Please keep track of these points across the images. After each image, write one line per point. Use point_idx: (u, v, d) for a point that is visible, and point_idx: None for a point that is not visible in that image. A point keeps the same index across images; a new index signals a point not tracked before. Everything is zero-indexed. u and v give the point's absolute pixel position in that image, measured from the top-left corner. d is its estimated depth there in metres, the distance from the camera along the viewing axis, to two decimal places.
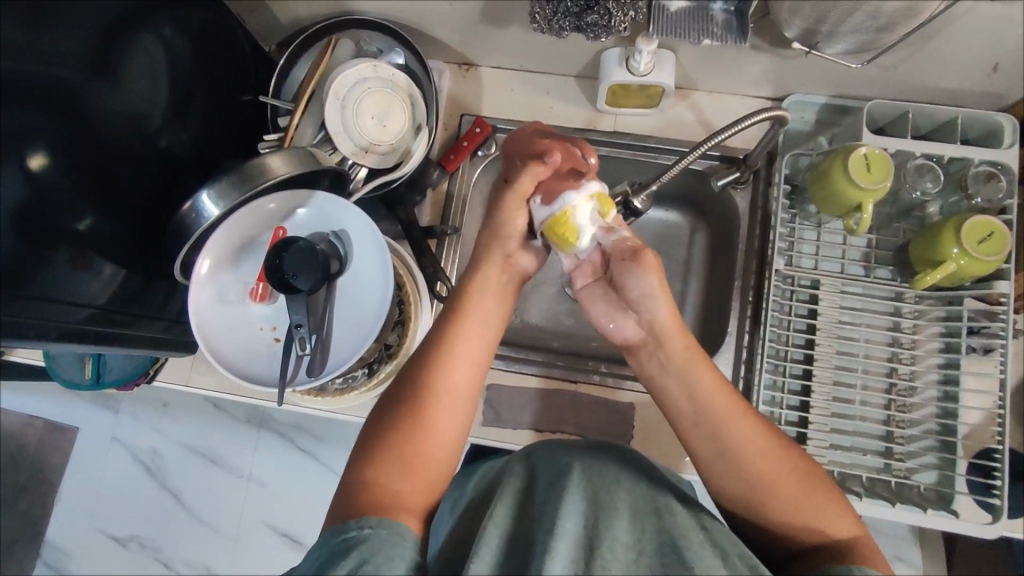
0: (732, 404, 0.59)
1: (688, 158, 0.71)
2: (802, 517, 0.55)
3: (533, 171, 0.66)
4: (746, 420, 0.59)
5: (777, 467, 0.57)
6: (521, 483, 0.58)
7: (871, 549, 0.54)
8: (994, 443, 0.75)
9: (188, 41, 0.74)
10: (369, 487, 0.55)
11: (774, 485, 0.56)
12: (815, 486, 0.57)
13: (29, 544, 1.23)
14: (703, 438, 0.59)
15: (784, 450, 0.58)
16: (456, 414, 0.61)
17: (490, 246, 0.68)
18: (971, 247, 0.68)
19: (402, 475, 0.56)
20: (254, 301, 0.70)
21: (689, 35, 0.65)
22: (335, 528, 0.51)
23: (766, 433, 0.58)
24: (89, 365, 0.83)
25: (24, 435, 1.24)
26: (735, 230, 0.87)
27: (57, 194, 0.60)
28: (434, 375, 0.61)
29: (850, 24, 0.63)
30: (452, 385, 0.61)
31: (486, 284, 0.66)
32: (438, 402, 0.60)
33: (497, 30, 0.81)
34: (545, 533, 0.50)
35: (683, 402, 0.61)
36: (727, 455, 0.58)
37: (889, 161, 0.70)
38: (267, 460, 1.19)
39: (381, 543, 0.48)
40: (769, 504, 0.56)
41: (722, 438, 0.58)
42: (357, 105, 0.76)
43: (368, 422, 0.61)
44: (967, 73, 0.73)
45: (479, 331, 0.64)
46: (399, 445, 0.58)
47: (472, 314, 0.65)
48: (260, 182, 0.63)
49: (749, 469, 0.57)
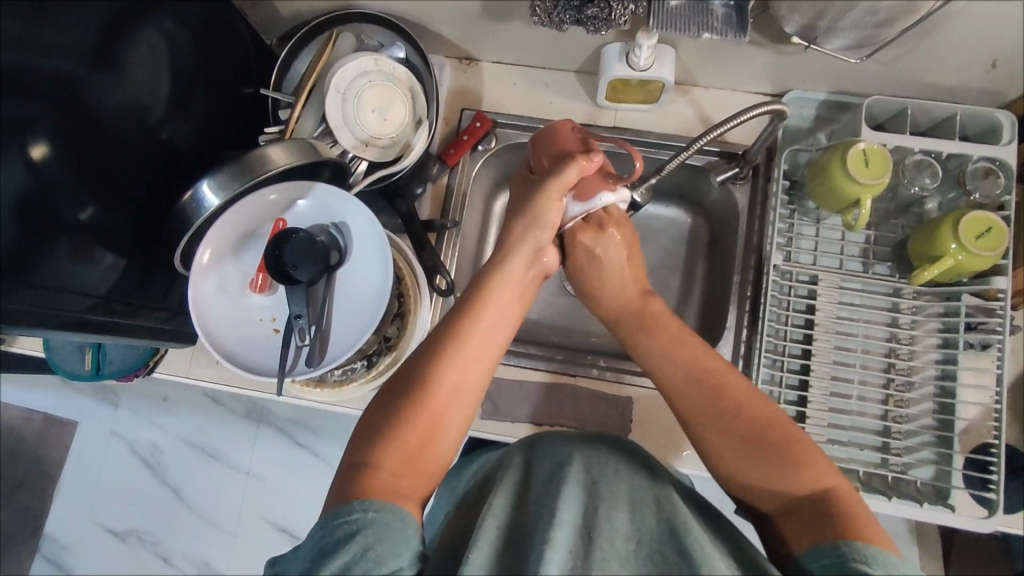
0: (708, 367, 0.63)
1: (684, 153, 0.72)
2: (778, 477, 0.55)
3: (581, 164, 0.71)
4: (725, 382, 0.62)
5: (756, 427, 0.58)
6: (520, 474, 0.58)
7: (850, 509, 0.52)
8: (991, 439, 0.75)
9: (190, 34, 0.74)
10: (367, 468, 0.54)
11: (743, 439, 0.58)
12: (798, 450, 0.56)
13: (28, 539, 1.23)
14: (685, 400, 0.62)
15: (767, 413, 0.59)
16: (457, 405, 0.61)
17: (524, 234, 0.72)
18: (969, 243, 0.68)
19: (403, 463, 0.56)
20: (254, 292, 0.70)
21: (689, 29, 0.65)
22: (337, 509, 0.51)
23: (746, 395, 0.60)
24: (90, 356, 0.83)
25: (24, 429, 1.25)
26: (734, 226, 0.87)
27: (60, 184, 0.61)
28: (447, 363, 0.61)
29: (849, 19, 0.63)
30: (462, 378, 0.61)
31: (507, 280, 0.69)
32: (444, 390, 0.60)
33: (498, 25, 0.81)
34: (543, 524, 0.50)
35: (665, 366, 0.65)
36: (706, 416, 0.60)
37: (888, 157, 0.71)
38: (266, 455, 1.19)
39: (384, 532, 0.48)
40: (743, 461, 0.57)
41: (700, 398, 0.61)
42: (358, 98, 0.77)
43: (371, 406, 0.60)
44: (965, 69, 0.73)
45: (496, 325, 0.66)
46: (402, 428, 0.57)
47: (488, 308, 0.66)
48: (261, 172, 0.63)
49: (727, 428, 0.59)
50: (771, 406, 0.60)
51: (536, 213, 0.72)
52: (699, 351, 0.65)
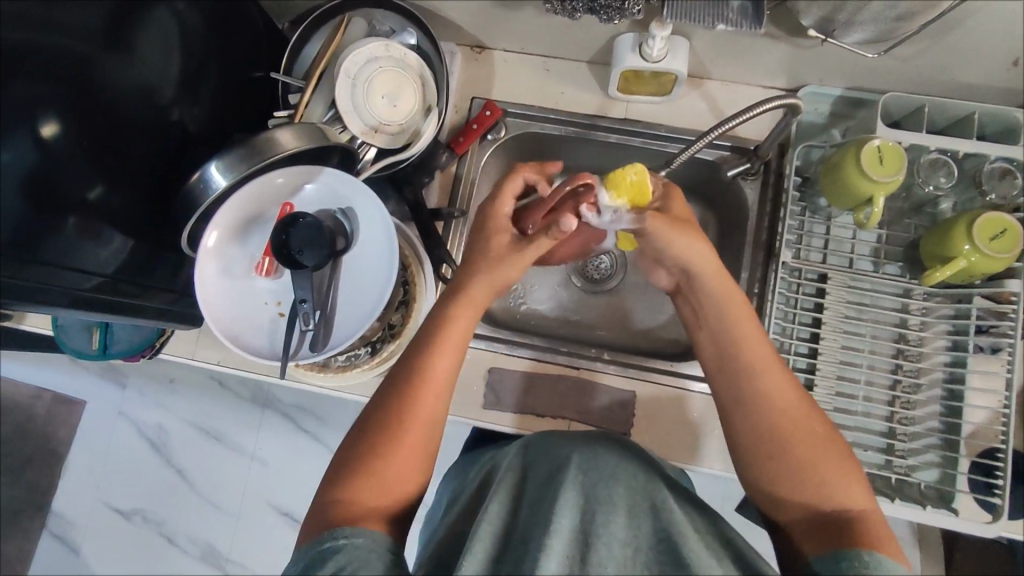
0: (765, 356, 0.59)
1: (696, 144, 0.71)
2: (811, 487, 0.55)
3: (552, 237, 0.61)
4: (773, 372, 0.59)
5: (794, 429, 0.57)
6: (516, 480, 0.58)
7: (872, 525, 0.52)
8: (998, 442, 0.74)
9: (201, 14, 0.73)
10: (341, 503, 0.55)
11: (787, 442, 0.56)
12: (827, 463, 0.55)
13: (34, 514, 1.25)
14: (733, 394, 0.60)
15: (806, 413, 0.58)
16: (426, 435, 0.59)
17: (480, 284, 0.62)
18: (983, 243, 0.67)
19: (373, 491, 0.55)
20: (260, 275, 0.70)
21: (703, 20, 0.64)
22: (313, 539, 0.52)
23: (797, 391, 0.59)
24: (97, 335, 0.84)
25: (32, 407, 1.26)
26: (744, 221, 0.86)
27: (68, 162, 0.61)
28: (412, 398, 0.58)
29: (868, 13, 0.62)
30: (427, 409, 0.59)
31: (463, 301, 0.62)
32: (415, 421, 0.58)
33: (511, 12, 0.80)
34: (540, 529, 0.50)
35: (720, 347, 0.61)
36: (754, 406, 0.58)
37: (903, 156, 0.69)
38: (269, 439, 1.20)
39: (355, 552, 0.49)
40: (778, 466, 0.56)
41: (750, 392, 0.59)
42: (368, 84, 0.76)
43: (343, 446, 0.60)
44: (986, 67, 0.71)
45: (454, 355, 0.61)
46: (376, 461, 0.56)
47: (446, 338, 0.61)
48: (268, 156, 0.63)
49: (767, 431, 0.57)
50: (815, 417, 0.58)
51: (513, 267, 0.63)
52: (755, 338, 0.60)
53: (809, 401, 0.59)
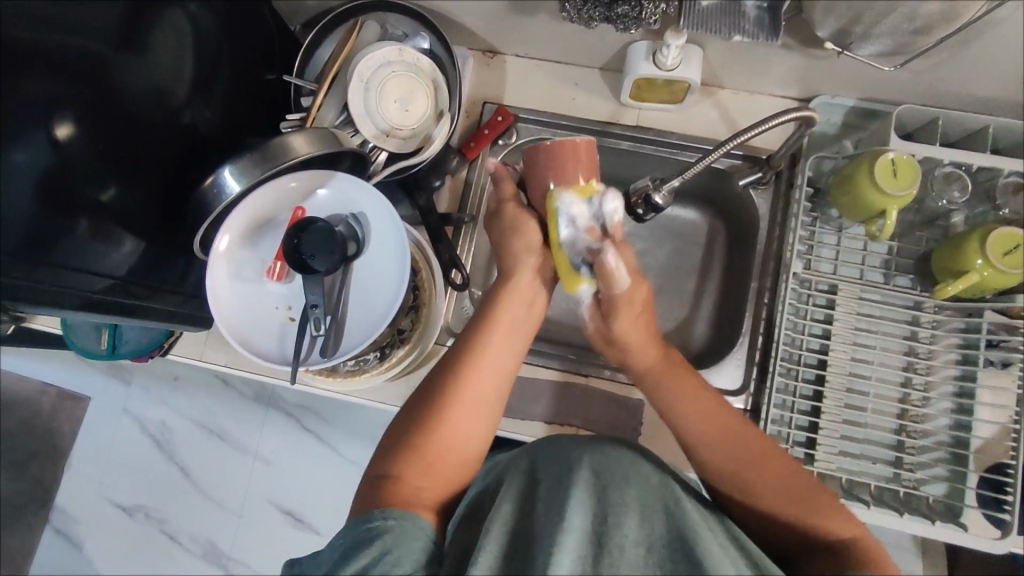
0: (727, 421, 0.62)
1: (709, 157, 0.70)
2: (809, 525, 0.55)
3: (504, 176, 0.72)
4: (739, 437, 0.61)
5: (776, 484, 0.58)
6: (525, 478, 0.57)
7: (871, 551, 0.53)
8: (1007, 458, 0.73)
9: (215, 17, 0.73)
10: (389, 480, 0.55)
11: (772, 500, 0.57)
12: (812, 493, 0.57)
13: (38, 510, 1.25)
14: (696, 460, 0.62)
15: (778, 465, 0.59)
16: (476, 417, 0.61)
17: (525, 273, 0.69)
18: (997, 259, 0.67)
19: (421, 471, 0.57)
20: (271, 280, 0.70)
21: (720, 31, 0.63)
22: (359, 516, 0.52)
23: (766, 446, 0.60)
24: (106, 336, 0.83)
25: (37, 402, 1.26)
26: (754, 231, 0.86)
27: (82, 163, 0.61)
28: (461, 387, 0.62)
29: (885, 26, 0.62)
30: (476, 391, 0.62)
31: (519, 287, 0.69)
32: (462, 399, 0.61)
33: (524, 18, 0.80)
34: (552, 527, 0.49)
35: (679, 418, 0.64)
36: (732, 473, 0.59)
37: (917, 167, 0.69)
38: (273, 438, 1.21)
39: (403, 538, 0.49)
40: (773, 525, 0.57)
41: (711, 453, 0.61)
42: (380, 88, 0.76)
43: (388, 431, 0.61)
44: (1001, 82, 0.71)
45: (509, 343, 0.66)
46: (421, 443, 0.58)
47: (502, 321, 0.67)
48: (282, 160, 0.63)
49: (740, 470, 0.59)
50: (793, 467, 0.59)
51: (513, 224, 0.70)
52: (708, 403, 0.63)
53: (766, 439, 0.61)
